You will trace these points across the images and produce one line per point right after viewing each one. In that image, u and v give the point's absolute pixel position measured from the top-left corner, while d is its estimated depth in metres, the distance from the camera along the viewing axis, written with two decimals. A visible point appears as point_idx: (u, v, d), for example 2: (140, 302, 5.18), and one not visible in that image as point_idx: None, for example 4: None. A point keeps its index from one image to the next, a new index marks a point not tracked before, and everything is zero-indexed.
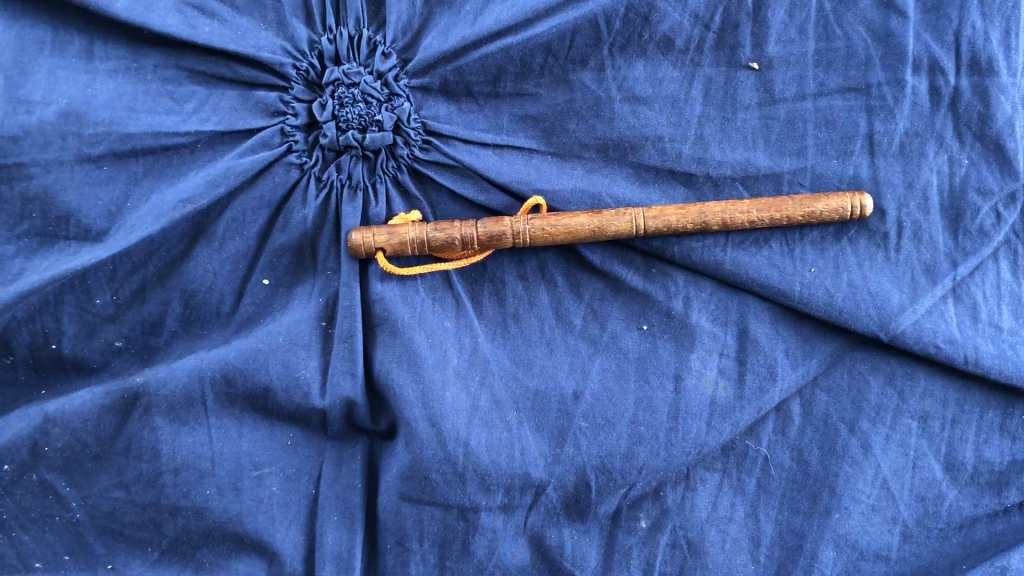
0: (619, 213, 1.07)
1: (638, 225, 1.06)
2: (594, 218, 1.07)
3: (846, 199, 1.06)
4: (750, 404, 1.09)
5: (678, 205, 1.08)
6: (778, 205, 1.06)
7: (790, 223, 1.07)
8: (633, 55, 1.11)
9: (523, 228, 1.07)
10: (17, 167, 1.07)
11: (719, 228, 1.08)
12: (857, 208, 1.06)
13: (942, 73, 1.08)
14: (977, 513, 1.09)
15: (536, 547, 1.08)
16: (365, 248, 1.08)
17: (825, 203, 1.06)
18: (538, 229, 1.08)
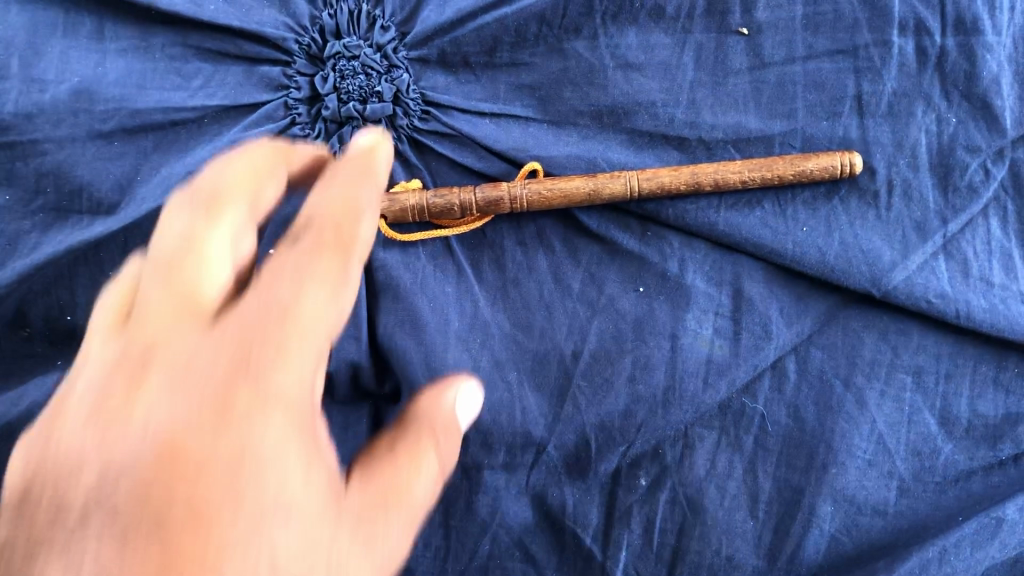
0: (611, 175, 1.10)
1: (633, 187, 1.09)
2: (589, 181, 1.10)
3: (833, 157, 1.08)
4: (746, 361, 1.11)
5: (672, 168, 1.11)
6: (769, 165, 1.09)
7: (781, 181, 1.10)
8: (625, 23, 1.14)
9: (520, 193, 1.10)
10: (31, 144, 1.11)
11: (713, 190, 1.11)
12: (845, 166, 1.08)
13: (928, 34, 1.10)
14: (973, 466, 1.10)
15: (539, 505, 1.12)
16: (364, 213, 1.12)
17: (815, 161, 1.08)
18: (535, 194, 1.11)
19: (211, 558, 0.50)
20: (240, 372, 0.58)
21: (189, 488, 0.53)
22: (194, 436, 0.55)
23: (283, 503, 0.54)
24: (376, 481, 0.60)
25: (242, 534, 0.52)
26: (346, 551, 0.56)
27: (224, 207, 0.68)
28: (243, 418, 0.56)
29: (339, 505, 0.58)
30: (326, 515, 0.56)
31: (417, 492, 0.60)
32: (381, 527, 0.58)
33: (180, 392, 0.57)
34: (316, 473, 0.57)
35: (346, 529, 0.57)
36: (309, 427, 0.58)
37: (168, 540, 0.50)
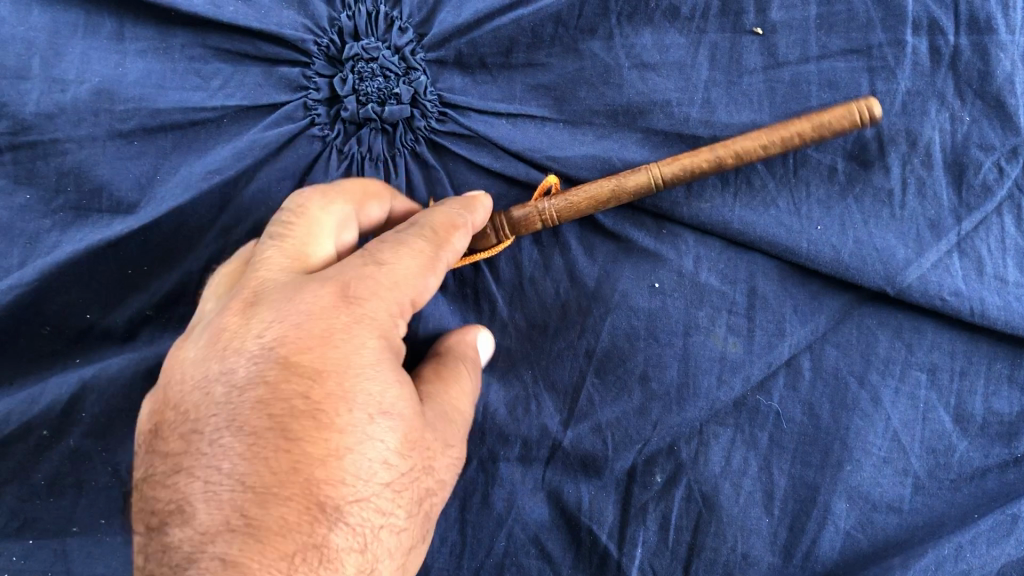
0: (633, 173, 1.08)
1: (656, 181, 1.07)
2: (611, 178, 1.08)
3: (846, 108, 1.04)
4: (760, 358, 1.12)
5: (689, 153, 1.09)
6: (784, 125, 1.05)
7: (800, 140, 1.05)
8: (640, 24, 1.15)
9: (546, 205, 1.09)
10: (53, 143, 1.14)
11: (735, 163, 1.07)
12: (865, 113, 1.04)
13: (942, 33, 1.11)
14: (988, 464, 1.11)
15: (554, 501, 1.12)
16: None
17: (829, 118, 1.05)
18: (561, 204, 1.09)
19: (333, 437, 0.80)
20: (341, 307, 0.85)
21: (316, 393, 0.81)
22: (312, 355, 0.82)
23: (385, 408, 0.83)
24: (438, 396, 0.93)
25: (357, 426, 0.81)
26: (435, 446, 0.88)
27: (338, 201, 0.97)
28: (346, 337, 0.84)
29: (423, 411, 0.88)
30: (417, 416, 0.86)
31: (464, 407, 0.96)
32: (455, 431, 0.93)
33: (297, 310, 0.84)
34: (400, 396, 0.85)
35: (431, 432, 0.88)
36: (397, 366, 0.86)
37: (303, 430, 0.80)
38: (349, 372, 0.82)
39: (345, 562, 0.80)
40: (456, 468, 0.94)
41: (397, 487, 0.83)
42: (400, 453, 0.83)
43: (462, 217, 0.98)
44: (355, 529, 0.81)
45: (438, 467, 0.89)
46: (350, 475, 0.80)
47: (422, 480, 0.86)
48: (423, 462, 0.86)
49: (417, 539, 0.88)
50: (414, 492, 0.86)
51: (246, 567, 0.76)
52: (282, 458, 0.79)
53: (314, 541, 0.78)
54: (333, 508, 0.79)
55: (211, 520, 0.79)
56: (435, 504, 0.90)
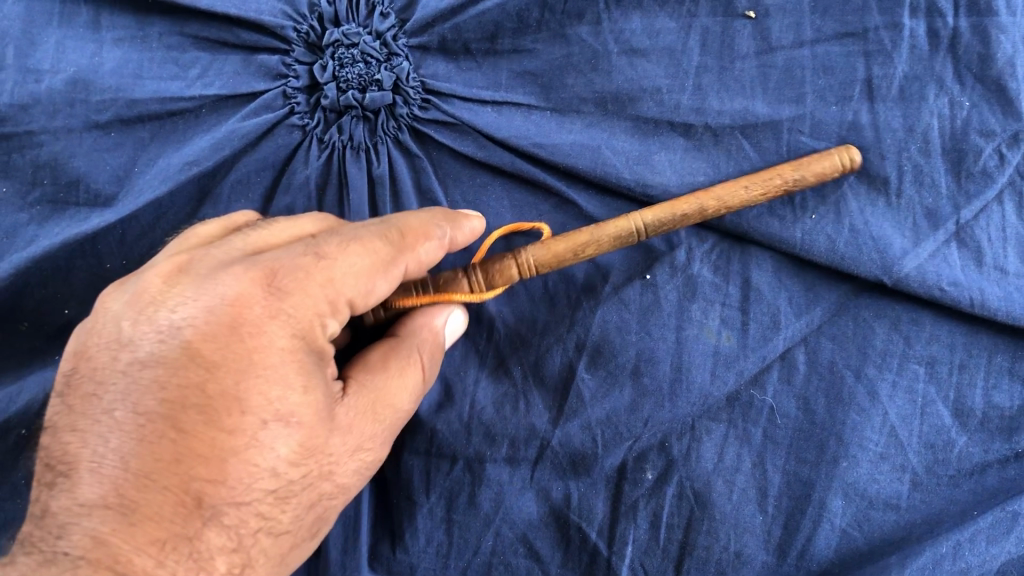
0: (608, 224, 1.02)
1: (639, 230, 1.02)
2: (592, 227, 1.03)
3: (832, 156, 1.04)
4: (754, 353, 1.09)
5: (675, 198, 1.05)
6: (768, 177, 1.04)
7: (785, 186, 1.04)
8: (629, 8, 1.11)
9: (526, 254, 1.01)
10: (28, 135, 1.11)
11: (721, 212, 1.04)
12: (848, 160, 1.05)
13: (940, 15, 1.07)
14: (988, 459, 1.08)
15: (543, 500, 1.10)
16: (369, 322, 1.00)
17: (815, 167, 1.04)
18: (542, 252, 1.01)
19: (224, 436, 0.77)
20: (260, 299, 0.81)
21: (210, 388, 0.78)
22: (218, 346, 0.79)
23: (283, 416, 0.79)
24: (373, 389, 0.88)
25: (252, 428, 0.78)
26: (339, 450, 0.84)
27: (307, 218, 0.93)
28: (255, 334, 0.79)
29: (336, 411, 0.83)
30: (321, 422, 0.81)
31: (400, 402, 0.90)
32: (376, 430, 0.88)
33: (212, 295, 0.80)
34: (306, 403, 0.80)
35: (339, 436, 0.84)
36: (311, 370, 0.81)
37: (191, 424, 0.77)
38: (251, 370, 0.78)
39: (216, 561, 0.77)
40: (368, 468, 0.89)
41: (283, 492, 0.80)
42: (290, 460, 0.80)
43: (439, 230, 0.93)
44: (232, 528, 0.78)
45: (341, 471, 0.85)
46: (228, 477, 0.77)
47: (317, 484, 0.83)
48: (319, 468, 0.82)
49: (309, 532, 0.86)
50: (306, 495, 0.83)
51: (114, 548, 0.74)
52: (167, 446, 0.76)
53: (185, 534, 0.76)
54: (209, 505, 0.77)
55: (91, 494, 0.76)
56: (338, 504, 0.88)
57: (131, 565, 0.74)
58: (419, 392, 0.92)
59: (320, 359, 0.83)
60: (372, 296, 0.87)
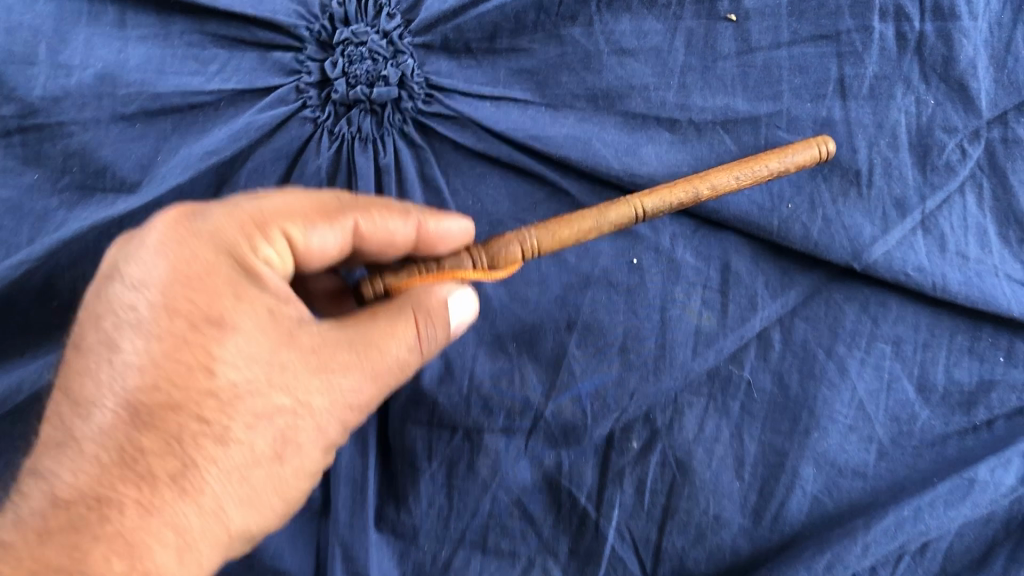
0: (609, 206, 1.08)
1: (637, 211, 1.07)
2: (594, 213, 1.07)
3: (809, 144, 1.13)
4: (732, 332, 1.17)
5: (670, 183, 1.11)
6: (756, 165, 1.11)
7: (768, 173, 1.12)
8: (619, 11, 1.20)
9: (529, 238, 1.05)
10: (59, 126, 1.20)
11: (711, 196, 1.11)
12: (822, 151, 1.13)
13: (907, 20, 1.16)
14: (949, 431, 1.16)
15: (536, 468, 1.18)
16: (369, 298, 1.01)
17: (793, 156, 1.12)
18: (545, 237, 1.06)
19: (154, 345, 0.82)
20: (183, 225, 0.87)
21: (139, 304, 0.83)
22: (147, 267, 0.85)
23: (213, 318, 0.83)
24: (354, 328, 0.90)
25: (181, 334, 0.82)
26: (296, 366, 0.85)
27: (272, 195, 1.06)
28: (179, 249, 0.85)
29: (293, 329, 0.86)
30: (264, 332, 0.85)
31: (388, 347, 0.90)
32: (350, 358, 0.88)
33: (144, 230, 0.88)
34: (241, 307, 0.84)
35: (293, 351, 0.85)
36: (243, 280, 0.86)
37: (123, 340, 0.83)
38: (175, 278, 0.84)
39: (154, 470, 0.81)
40: (346, 399, 0.88)
41: (226, 398, 0.82)
42: (226, 364, 0.83)
43: (403, 204, 1.00)
44: (168, 441, 0.81)
45: (305, 389, 0.85)
46: (155, 381, 0.81)
47: (264, 397, 0.84)
48: (264, 375, 0.84)
49: (274, 457, 0.85)
50: (252, 407, 0.83)
51: (61, 471, 0.81)
52: (105, 368, 0.83)
53: (124, 446, 0.81)
54: (144, 416, 0.81)
55: (49, 434, 0.84)
56: (310, 433, 0.87)
57: (72, 482, 0.81)
58: (399, 330, 0.91)
59: (255, 279, 0.87)
60: (321, 248, 0.93)
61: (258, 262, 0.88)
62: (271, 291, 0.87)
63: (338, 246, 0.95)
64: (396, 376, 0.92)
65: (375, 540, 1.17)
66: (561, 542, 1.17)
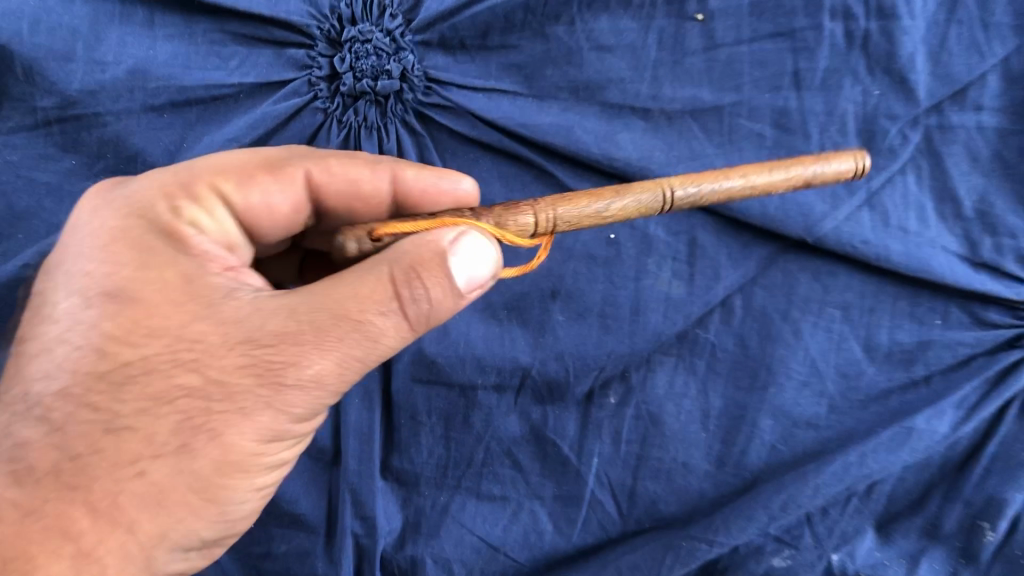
0: (634, 190, 0.99)
1: (663, 201, 0.99)
2: (619, 190, 0.99)
3: (850, 155, 1.01)
4: (699, 298, 1.32)
5: (697, 174, 1.00)
6: (785, 172, 0.99)
7: (794, 186, 1.00)
8: (598, 11, 1.33)
9: (548, 213, 0.98)
10: (97, 117, 1.35)
11: (726, 200, 1.00)
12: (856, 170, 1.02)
13: (855, 19, 1.29)
14: (891, 385, 1.31)
15: (525, 420, 1.33)
16: (352, 252, 1.01)
17: (832, 166, 1.00)
18: (569, 215, 0.99)
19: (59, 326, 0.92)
20: (103, 202, 1.02)
21: (54, 288, 0.96)
22: (67, 244, 0.99)
23: (113, 293, 0.92)
24: (303, 294, 0.90)
25: (86, 312, 0.92)
26: (207, 338, 0.89)
27: None
28: (93, 221, 0.99)
29: (216, 303, 0.92)
30: (167, 305, 0.91)
31: (345, 305, 0.88)
32: (284, 325, 0.88)
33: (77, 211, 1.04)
34: (146, 281, 0.92)
35: (203, 323, 0.90)
36: (154, 245, 0.96)
37: (36, 333, 0.93)
38: (96, 252, 0.95)
39: (44, 464, 0.86)
40: (276, 368, 0.88)
41: (122, 375, 0.88)
42: (131, 340, 0.90)
43: (361, 166, 1.16)
44: (59, 432, 0.87)
45: (218, 361, 0.88)
46: (60, 371, 0.89)
47: (167, 378, 0.89)
48: (169, 355, 0.89)
49: (180, 447, 0.87)
50: (153, 390, 0.88)
51: None
52: (17, 368, 0.93)
53: (18, 444, 0.88)
54: (41, 411, 0.88)
55: None
56: (230, 414, 0.88)
57: None
58: (377, 289, 0.89)
59: (181, 242, 0.98)
60: (264, 202, 1.10)
61: (185, 224, 1.01)
62: (195, 256, 0.97)
63: (290, 198, 1.12)
64: (336, 339, 0.88)
65: (380, 487, 1.33)
66: (546, 486, 1.32)
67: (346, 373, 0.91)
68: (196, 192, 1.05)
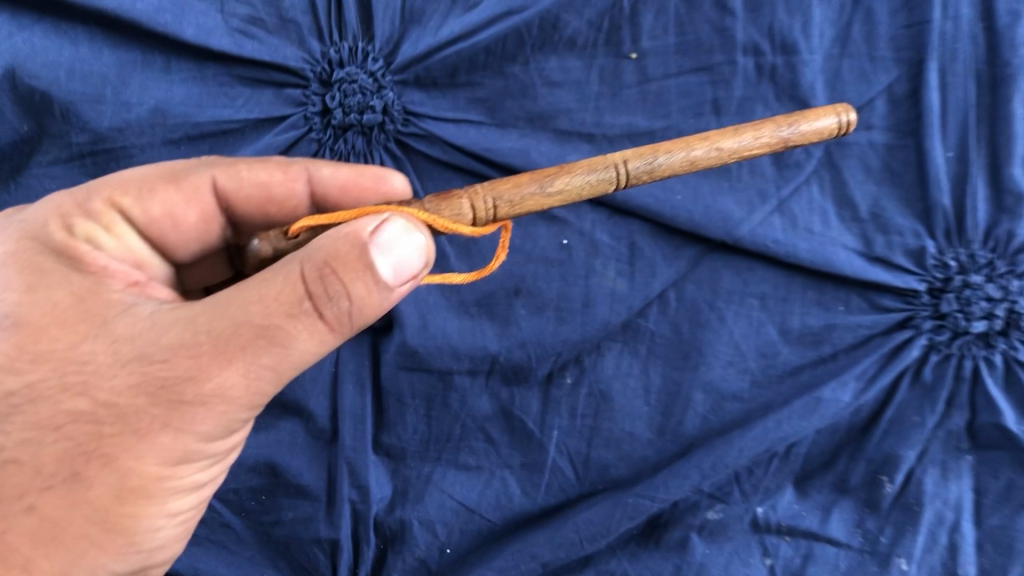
0: (593, 168, 1.12)
1: (618, 177, 1.11)
2: (565, 175, 1.12)
3: (829, 111, 1.15)
4: (639, 292, 1.56)
5: (649, 148, 1.12)
6: (760, 135, 1.13)
7: (771, 146, 1.14)
8: (548, 52, 1.57)
9: (484, 201, 1.12)
10: (124, 150, 1.58)
11: (694, 168, 1.13)
12: (845, 124, 1.15)
13: (763, 55, 1.54)
14: (803, 362, 1.55)
15: (494, 399, 1.57)
16: (268, 254, 1.13)
17: (810, 124, 1.14)
18: (523, 199, 1.12)
19: None
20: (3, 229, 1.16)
21: None
22: None
23: (8, 317, 1.06)
24: (209, 302, 1.01)
25: None
26: (98, 359, 1.02)
27: None
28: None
29: (106, 321, 1.04)
30: (54, 325, 1.05)
31: (246, 311, 0.97)
32: (179, 339, 0.99)
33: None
34: (38, 301, 1.06)
35: (91, 344, 1.03)
36: (42, 268, 1.09)
37: None
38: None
39: None
40: (171, 378, 0.99)
41: (19, 402, 1.03)
42: (25, 362, 1.04)
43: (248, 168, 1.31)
44: None
45: (107, 383, 1.01)
46: None
47: (56, 404, 1.02)
48: (57, 380, 1.03)
49: (71, 475, 1.01)
50: (44, 418, 1.02)
51: None
52: None
53: None
54: None
55: None
56: (124, 436, 1.00)
57: None
58: (287, 290, 0.97)
59: (76, 259, 1.11)
60: (162, 211, 1.25)
61: (82, 242, 1.14)
62: (90, 273, 1.10)
63: (196, 206, 1.28)
64: (236, 349, 0.98)
65: (373, 460, 1.56)
66: (514, 457, 1.56)
67: (252, 390, 1.01)
68: (93, 211, 1.19)
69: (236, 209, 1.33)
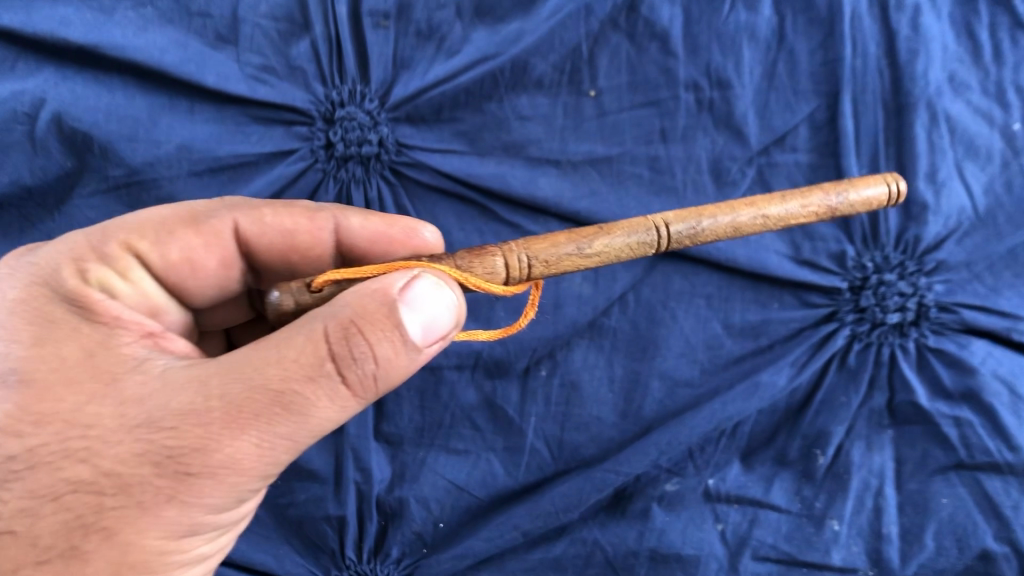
0: (633, 229, 1.25)
1: (658, 237, 1.25)
2: (601, 233, 1.25)
3: (880, 181, 1.32)
4: (602, 294, 1.79)
5: (685, 211, 1.27)
6: (811, 203, 1.29)
7: (820, 212, 1.30)
8: (519, 92, 1.84)
9: (523, 257, 1.24)
10: (156, 181, 1.83)
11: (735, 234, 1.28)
12: (895, 192, 1.32)
13: (701, 91, 1.80)
14: (744, 352, 1.79)
15: (479, 391, 1.81)
16: (288, 306, 1.22)
17: (860, 193, 1.30)
18: (561, 256, 1.24)
19: None
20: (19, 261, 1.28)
21: None
22: None
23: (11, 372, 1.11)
24: (224, 364, 1.08)
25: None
26: (103, 420, 1.08)
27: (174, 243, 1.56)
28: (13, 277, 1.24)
29: (111, 378, 1.11)
30: (58, 384, 1.10)
31: (258, 376, 1.05)
32: (191, 404, 1.06)
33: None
34: (41, 353, 1.13)
35: (96, 406, 1.09)
36: (52, 319, 1.17)
37: None
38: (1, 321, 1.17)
39: None
40: (182, 443, 1.05)
41: (16, 467, 1.08)
42: (27, 421, 1.09)
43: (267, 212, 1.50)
44: None
45: (111, 449, 1.06)
46: None
47: (56, 471, 1.08)
48: (60, 444, 1.08)
49: (69, 550, 1.05)
50: (42, 487, 1.07)
51: None
52: None
53: None
54: None
55: None
56: (127, 509, 1.05)
57: None
58: (308, 352, 1.05)
59: (87, 308, 1.20)
60: (181, 252, 1.41)
61: (89, 289, 1.23)
62: (100, 323, 1.18)
63: (212, 246, 1.45)
64: (249, 417, 1.04)
65: (374, 446, 1.79)
66: (497, 441, 1.79)
67: (261, 458, 1.07)
68: (109, 253, 1.32)
69: (261, 253, 1.51)
